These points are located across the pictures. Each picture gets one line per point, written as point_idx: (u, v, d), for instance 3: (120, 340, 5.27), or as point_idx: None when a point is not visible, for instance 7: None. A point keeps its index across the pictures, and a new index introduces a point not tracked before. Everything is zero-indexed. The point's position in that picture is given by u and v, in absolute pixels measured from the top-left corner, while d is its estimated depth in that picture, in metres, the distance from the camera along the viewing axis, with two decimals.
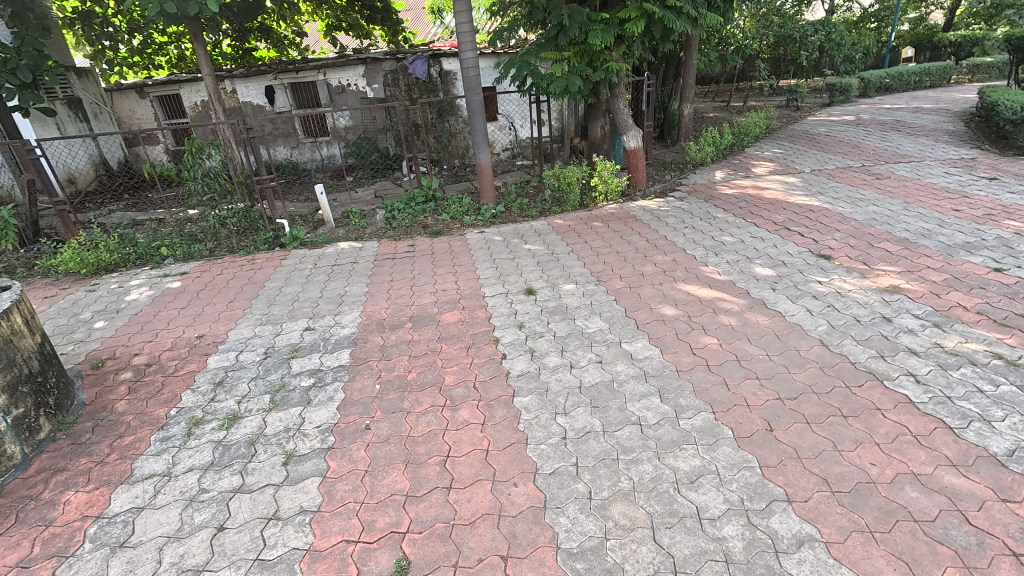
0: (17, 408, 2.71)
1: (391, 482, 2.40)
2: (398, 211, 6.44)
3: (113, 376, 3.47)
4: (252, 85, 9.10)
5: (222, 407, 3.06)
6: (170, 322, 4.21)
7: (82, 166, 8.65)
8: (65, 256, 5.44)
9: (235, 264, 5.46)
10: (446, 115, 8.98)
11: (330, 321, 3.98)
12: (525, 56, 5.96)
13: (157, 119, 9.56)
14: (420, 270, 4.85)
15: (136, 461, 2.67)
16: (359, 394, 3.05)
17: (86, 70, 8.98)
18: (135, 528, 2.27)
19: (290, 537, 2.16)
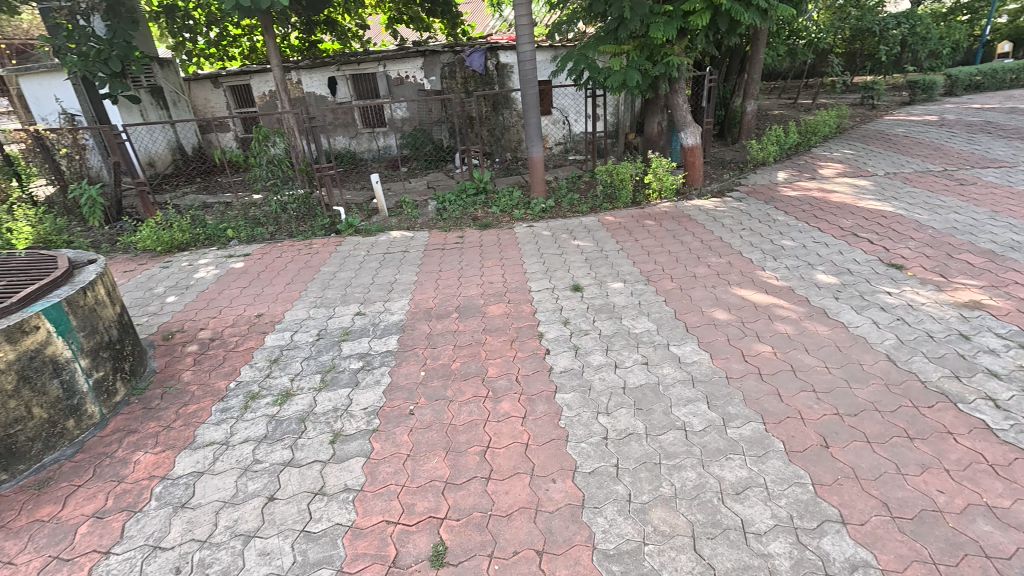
0: (98, 371, 2.94)
1: (431, 468, 2.44)
2: (449, 203, 6.53)
3: (181, 348, 3.71)
4: (316, 76, 9.41)
5: (277, 383, 3.22)
6: (233, 300, 4.46)
7: (161, 151, 9.33)
8: (143, 234, 5.87)
9: (293, 248, 5.71)
10: (501, 108, 9.07)
11: (380, 307, 4.10)
12: (583, 50, 5.87)
13: (229, 108, 10.06)
14: (468, 261, 4.90)
15: (199, 428, 2.86)
16: (404, 380, 3.13)
17: (168, 61, 9.56)
18: (195, 490, 2.42)
19: (335, 512, 2.24)
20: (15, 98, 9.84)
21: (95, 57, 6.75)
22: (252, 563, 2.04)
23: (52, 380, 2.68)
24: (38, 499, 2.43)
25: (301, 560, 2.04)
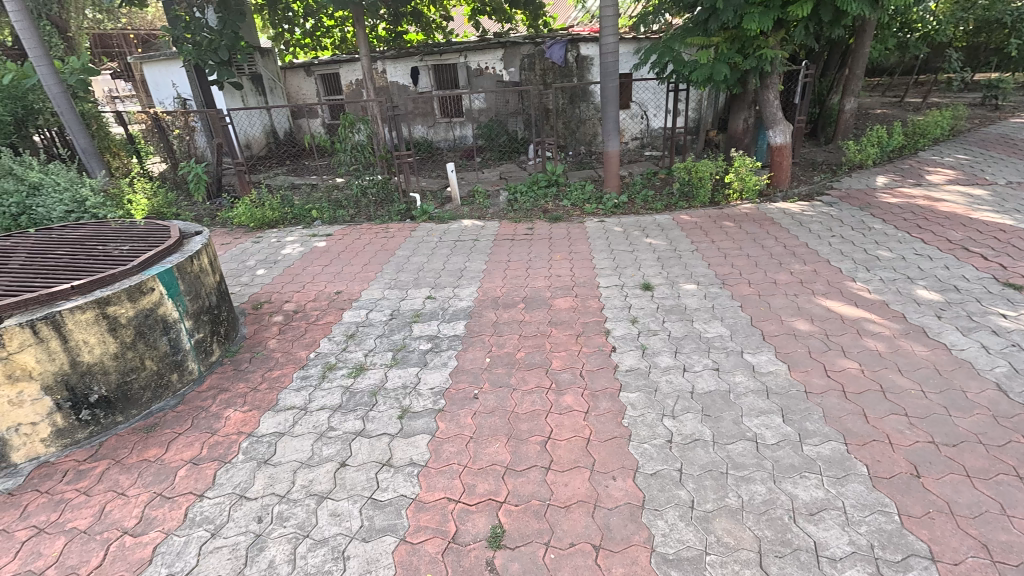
0: (199, 332, 3.25)
1: (493, 452, 2.50)
2: (521, 194, 6.56)
3: (268, 317, 4.01)
4: (400, 66, 9.75)
5: (352, 357, 3.41)
6: (315, 277, 4.74)
7: (257, 134, 10.06)
8: (239, 211, 6.37)
9: (371, 231, 5.99)
10: (578, 101, 8.99)
11: (450, 292, 4.22)
12: (668, 42, 5.69)
13: (319, 95, 10.62)
14: (536, 253, 4.92)
15: (281, 392, 3.08)
16: (470, 364, 3.21)
17: (268, 50, 10.28)
18: (277, 449, 2.63)
19: (400, 484, 2.35)
20: (138, 83, 10.94)
21: (207, 46, 7.40)
22: (324, 522, 2.19)
23: (162, 337, 2.99)
24: (146, 442, 2.73)
25: (368, 525, 2.16)
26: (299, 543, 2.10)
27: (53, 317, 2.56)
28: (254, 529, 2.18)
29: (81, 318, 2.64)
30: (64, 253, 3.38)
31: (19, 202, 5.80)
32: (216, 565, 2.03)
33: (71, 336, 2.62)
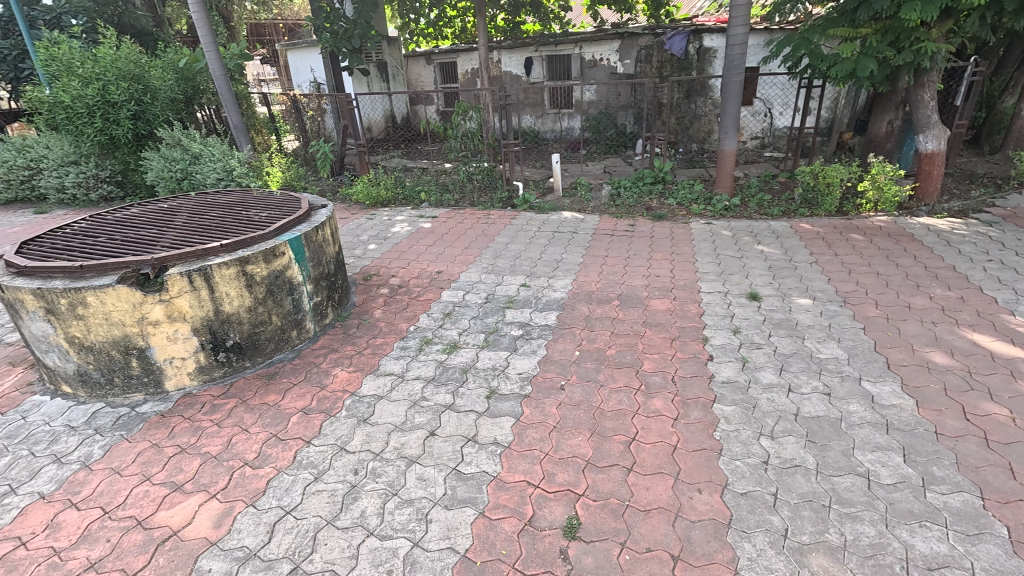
0: (317, 296, 3.58)
1: (575, 444, 2.50)
2: (624, 189, 6.41)
3: (375, 289, 4.31)
4: (515, 56, 9.91)
5: (447, 334, 3.57)
6: (419, 256, 5.01)
7: (378, 118, 10.83)
8: (358, 189, 6.89)
9: (474, 216, 6.19)
10: (695, 96, 8.57)
11: (544, 282, 4.25)
12: (806, 33, 5.20)
13: (436, 83, 11.17)
14: (635, 251, 4.79)
15: (382, 359, 3.32)
16: (559, 355, 3.23)
17: (394, 39, 10.94)
18: (375, 410, 2.84)
19: (483, 461, 2.44)
20: (282, 69, 12.20)
21: (342, 35, 8.03)
22: (412, 484, 2.34)
23: (287, 297, 3.34)
24: (268, 388, 3.08)
25: (450, 494, 2.27)
26: (387, 499, 2.26)
27: (205, 269, 2.94)
28: (350, 480, 2.38)
29: (226, 272, 3.00)
30: (216, 216, 3.87)
31: (183, 168, 6.88)
32: (316, 506, 2.25)
33: (217, 288, 3.00)
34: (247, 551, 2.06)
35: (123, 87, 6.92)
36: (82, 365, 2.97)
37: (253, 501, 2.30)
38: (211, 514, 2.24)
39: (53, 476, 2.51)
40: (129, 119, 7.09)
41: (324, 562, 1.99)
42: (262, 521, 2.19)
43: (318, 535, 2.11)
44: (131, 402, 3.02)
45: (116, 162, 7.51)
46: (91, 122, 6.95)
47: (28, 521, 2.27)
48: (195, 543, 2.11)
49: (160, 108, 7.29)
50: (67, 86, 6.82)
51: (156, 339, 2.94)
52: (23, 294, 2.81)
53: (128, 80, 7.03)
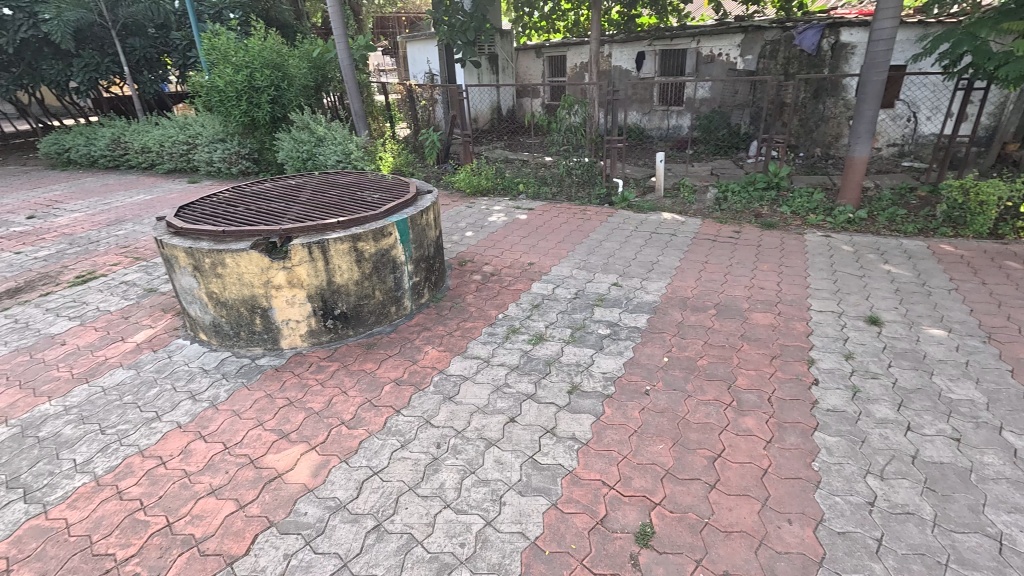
0: (416, 276, 3.79)
1: (655, 451, 2.43)
2: (732, 193, 6.05)
3: (469, 274, 4.47)
4: (627, 51, 9.68)
5: (534, 325, 3.62)
6: (513, 246, 5.11)
7: (484, 109, 11.15)
8: (460, 177, 7.15)
9: (570, 211, 6.18)
10: (824, 96, 7.83)
11: (637, 284, 4.15)
12: (972, 27, 4.54)
13: (544, 76, 11.23)
14: (739, 260, 4.52)
15: (470, 342, 3.44)
16: (646, 359, 3.14)
17: (507, 32, 11.15)
18: (460, 390, 2.96)
19: (560, 453, 2.46)
20: (401, 60, 12.95)
21: (459, 28, 8.32)
22: (489, 465, 2.41)
23: (389, 275, 3.57)
24: (366, 357, 3.32)
25: (525, 480, 2.32)
26: (465, 476, 2.36)
27: (323, 243, 3.22)
28: (432, 452, 2.51)
29: (340, 247, 3.27)
30: (335, 195, 4.23)
31: (309, 149, 7.56)
32: (401, 471, 2.41)
33: (332, 261, 3.28)
34: (338, 502, 2.26)
35: (265, 73, 7.76)
36: (217, 318, 3.39)
37: (346, 458, 2.50)
38: (310, 464, 2.48)
39: (188, 410, 2.91)
40: (268, 103, 7.89)
41: (404, 525, 2.13)
42: (353, 477, 2.38)
43: (400, 499, 2.26)
44: (253, 354, 3.41)
45: (253, 141, 8.39)
46: (237, 104, 7.83)
47: (169, 444, 2.66)
48: (295, 487, 2.35)
49: (293, 94, 8.05)
50: (222, 72, 7.80)
51: (277, 301, 3.28)
52: (178, 251, 3.27)
53: (271, 67, 7.88)
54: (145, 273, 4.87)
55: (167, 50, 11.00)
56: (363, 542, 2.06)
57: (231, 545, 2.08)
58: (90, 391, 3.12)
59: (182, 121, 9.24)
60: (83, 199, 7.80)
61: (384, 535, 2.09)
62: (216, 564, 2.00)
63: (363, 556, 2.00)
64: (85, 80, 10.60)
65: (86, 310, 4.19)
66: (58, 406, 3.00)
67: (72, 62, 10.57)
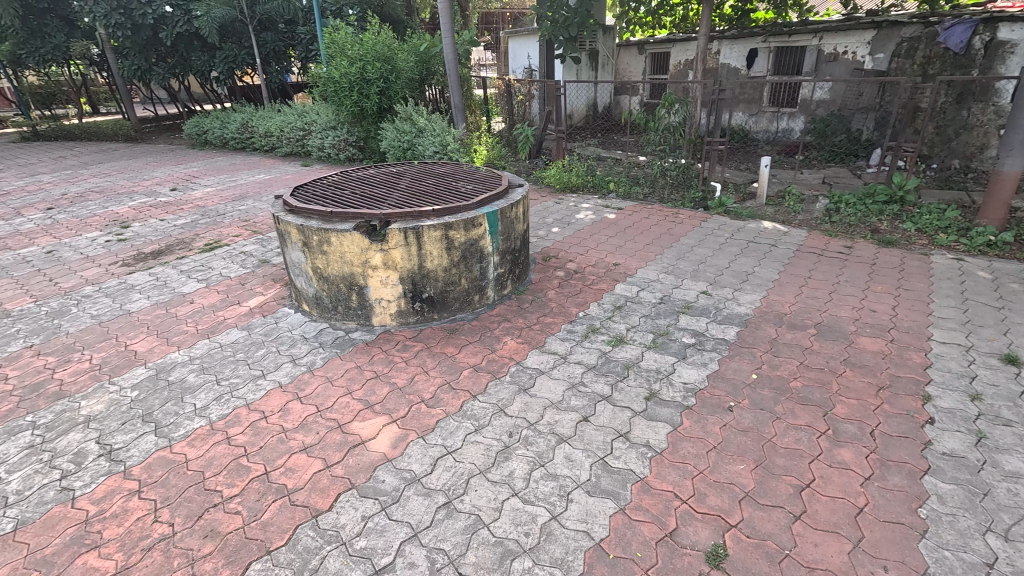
0: (501, 268, 3.87)
1: (735, 471, 2.31)
2: (846, 205, 5.54)
3: (552, 270, 4.48)
4: (737, 47, 9.15)
5: (615, 327, 3.56)
6: (599, 245, 5.05)
7: (580, 106, 11.08)
8: (551, 172, 7.17)
9: (661, 213, 5.98)
10: (969, 100, 6.90)
11: (728, 294, 3.93)
12: None
13: (644, 73, 10.93)
14: (848, 278, 4.13)
15: (549, 337, 3.46)
16: (732, 374, 2.98)
17: (610, 28, 10.96)
18: (536, 383, 2.99)
19: (631, 459, 2.41)
20: (502, 55, 13.18)
21: (562, 23, 8.31)
22: (559, 461, 2.42)
23: (476, 265, 3.67)
24: (447, 341, 3.45)
25: (594, 481, 2.30)
26: (535, 468, 2.38)
27: (418, 228, 3.38)
28: (504, 440, 2.57)
29: (433, 234, 3.41)
30: (432, 183, 4.42)
31: (410, 139, 7.96)
32: (473, 455, 2.48)
33: (424, 246, 3.43)
34: (413, 474, 2.38)
35: (376, 66, 8.27)
36: (319, 291, 3.68)
37: (423, 435, 2.63)
38: (390, 436, 2.63)
39: (289, 372, 3.20)
40: (377, 94, 8.38)
41: (473, 506, 2.20)
42: (428, 454, 2.50)
43: (470, 480, 2.34)
44: (347, 327, 3.67)
45: (360, 130, 8.97)
46: (350, 95, 8.42)
47: (271, 401, 2.94)
48: (376, 455, 2.50)
49: (400, 86, 8.47)
50: (338, 65, 8.46)
51: (372, 281, 3.50)
52: (291, 228, 3.58)
53: (381, 61, 8.39)
54: (260, 245, 5.39)
55: (292, 44, 12.00)
56: (433, 516, 2.16)
57: (316, 499, 2.27)
58: (210, 346, 3.53)
59: (301, 109, 10.08)
60: (215, 176, 8.78)
61: (453, 512, 2.18)
62: (303, 515, 2.19)
63: (432, 529, 2.10)
64: (224, 70, 11.89)
65: (211, 274, 4.73)
66: (184, 355, 3.43)
67: (215, 54, 11.89)
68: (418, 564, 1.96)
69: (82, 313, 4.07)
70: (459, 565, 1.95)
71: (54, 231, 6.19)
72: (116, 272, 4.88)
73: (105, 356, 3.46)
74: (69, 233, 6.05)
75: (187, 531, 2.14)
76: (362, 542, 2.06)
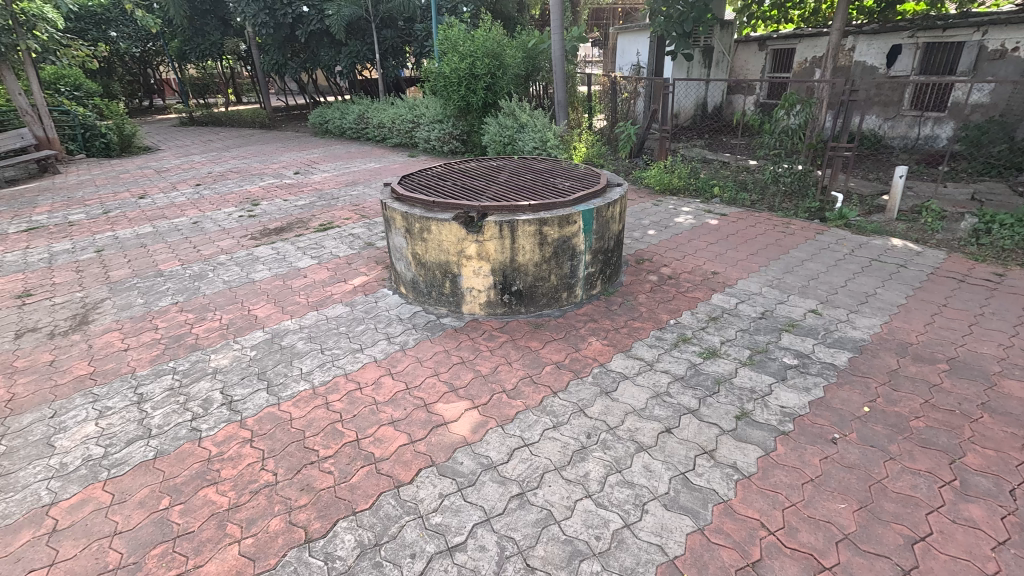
0: (592, 267, 3.83)
1: (833, 509, 2.10)
2: (999, 225, 4.79)
3: (645, 274, 4.35)
4: (877, 44, 8.23)
5: (708, 338, 3.38)
6: (697, 251, 4.81)
7: (688, 105, 10.61)
8: (651, 173, 6.94)
9: (770, 222, 5.56)
10: None
11: (842, 315, 3.58)
12: None
13: (763, 72, 10.17)
14: (994, 310, 3.58)
15: (635, 342, 3.37)
16: (839, 404, 2.71)
17: (730, 23, 10.35)
18: (619, 387, 2.93)
19: (715, 479, 2.29)
20: (610, 52, 12.94)
21: (676, 18, 7.97)
22: (636, 469, 2.36)
23: (567, 262, 3.67)
24: (532, 336, 3.49)
25: (673, 496, 2.21)
26: (610, 473, 2.35)
27: (513, 222, 3.43)
28: (582, 440, 2.55)
29: (527, 229, 3.45)
30: (530, 179, 4.47)
31: (511, 134, 8.10)
32: (549, 450, 2.49)
33: (518, 240, 3.48)
34: (490, 461, 2.44)
35: (485, 62, 8.48)
36: (416, 276, 3.88)
37: (502, 424, 2.68)
38: (471, 421, 2.72)
39: (384, 349, 3.42)
40: (483, 89, 8.62)
41: (546, 501, 2.21)
42: (506, 443, 2.55)
43: (545, 475, 2.35)
44: (438, 313, 3.85)
45: (465, 124, 9.27)
46: (458, 90, 8.74)
47: (366, 374, 3.16)
48: (457, 437, 2.60)
49: (505, 82, 8.64)
50: (450, 60, 8.79)
51: (465, 270, 3.62)
52: (396, 214, 3.80)
53: (490, 57, 8.59)
54: (367, 228, 5.79)
55: (409, 40, 12.67)
56: (506, 505, 2.21)
57: (399, 471, 2.41)
58: (318, 317, 3.87)
59: (411, 102, 10.62)
60: (332, 162, 9.55)
61: (526, 504, 2.21)
62: (386, 484, 2.34)
63: (505, 517, 2.15)
64: (347, 64, 12.84)
65: (323, 252, 5.15)
66: (296, 324, 3.79)
67: (341, 50, 12.89)
68: (488, 548, 2.01)
69: (217, 279, 4.63)
70: (528, 556, 1.98)
71: (199, 204, 7.09)
72: (246, 244, 5.49)
73: (232, 317, 3.92)
74: (211, 207, 6.90)
75: (288, 482, 2.37)
76: (437, 518, 2.15)
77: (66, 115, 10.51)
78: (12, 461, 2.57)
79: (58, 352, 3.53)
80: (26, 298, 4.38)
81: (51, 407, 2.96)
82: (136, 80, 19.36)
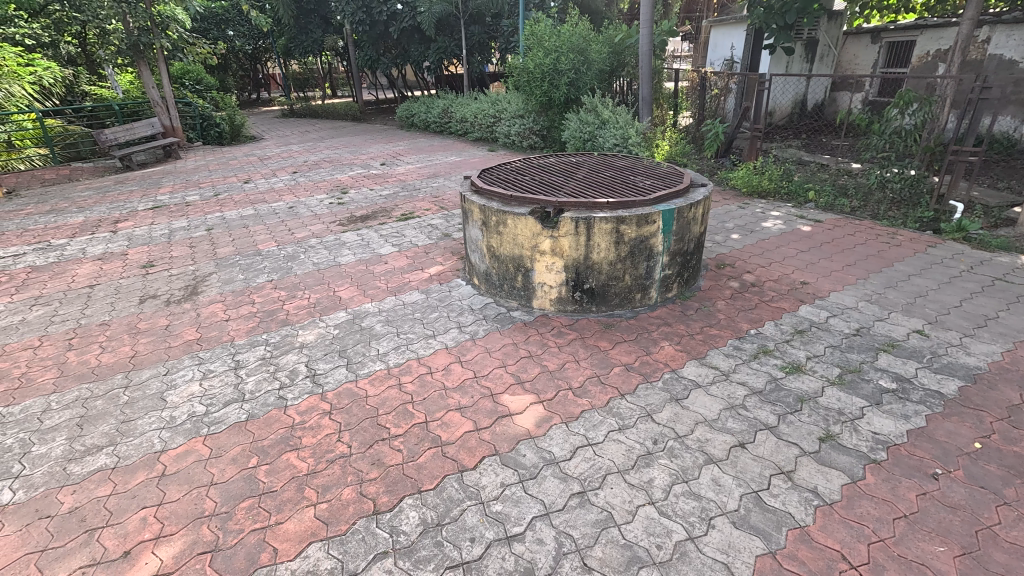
0: (668, 270, 3.71)
1: (930, 551, 1.90)
2: None
3: (726, 279, 4.15)
4: (1019, 34, 7.23)
5: (792, 352, 3.16)
6: (785, 258, 4.50)
7: (785, 103, 9.96)
8: (739, 174, 6.57)
9: (871, 231, 5.09)
10: None
11: (954, 339, 3.21)
12: None
13: (874, 67, 9.27)
14: None
15: (711, 350, 3.22)
16: (944, 436, 2.44)
17: (839, 13, 9.54)
18: (690, 395, 2.82)
19: (792, 502, 2.14)
20: (701, 46, 12.39)
21: (778, 10, 7.45)
22: (704, 481, 2.26)
23: (643, 262, 3.58)
24: (601, 335, 3.44)
25: (742, 514, 2.10)
26: (676, 482, 2.27)
27: (589, 219, 3.39)
28: (647, 446, 2.48)
29: (604, 227, 3.40)
30: (609, 176, 4.39)
31: (591, 130, 8.01)
32: (612, 452, 2.45)
33: (593, 238, 3.44)
34: (552, 457, 2.45)
35: (569, 57, 8.44)
36: (489, 269, 3.95)
37: (566, 421, 2.68)
38: (536, 415, 2.73)
39: (454, 337, 3.52)
40: (566, 85, 8.58)
41: (607, 502, 2.18)
42: (569, 440, 2.54)
43: (607, 476, 2.32)
44: (509, 306, 3.90)
45: (545, 119, 9.26)
46: (541, 85, 8.77)
47: (437, 359, 3.28)
48: (521, 429, 2.63)
49: (590, 77, 8.56)
50: (535, 56, 8.83)
51: (538, 265, 3.63)
52: (474, 207, 3.88)
53: (575, 52, 8.54)
54: (445, 220, 5.97)
55: (495, 36, 12.86)
56: (566, 501, 2.20)
57: (464, 456, 2.47)
58: (395, 302, 4.06)
59: (494, 98, 10.78)
60: (415, 154, 9.94)
61: (587, 503, 2.19)
62: (451, 467, 2.41)
63: (564, 513, 2.14)
64: (435, 60, 13.27)
65: (403, 241, 5.38)
66: (375, 307, 3.99)
67: (430, 46, 13.34)
68: (546, 542, 2.02)
69: (307, 260, 4.98)
70: (585, 555, 1.96)
71: (295, 190, 7.66)
72: (334, 229, 5.85)
73: (319, 297, 4.20)
74: (305, 194, 7.41)
75: (362, 454, 2.52)
76: (497, 506, 2.19)
77: (188, 106, 11.72)
78: (133, 409, 2.93)
79: (172, 318, 3.96)
80: (149, 268, 4.95)
81: (164, 365, 3.33)
82: (247, 75, 21.18)
